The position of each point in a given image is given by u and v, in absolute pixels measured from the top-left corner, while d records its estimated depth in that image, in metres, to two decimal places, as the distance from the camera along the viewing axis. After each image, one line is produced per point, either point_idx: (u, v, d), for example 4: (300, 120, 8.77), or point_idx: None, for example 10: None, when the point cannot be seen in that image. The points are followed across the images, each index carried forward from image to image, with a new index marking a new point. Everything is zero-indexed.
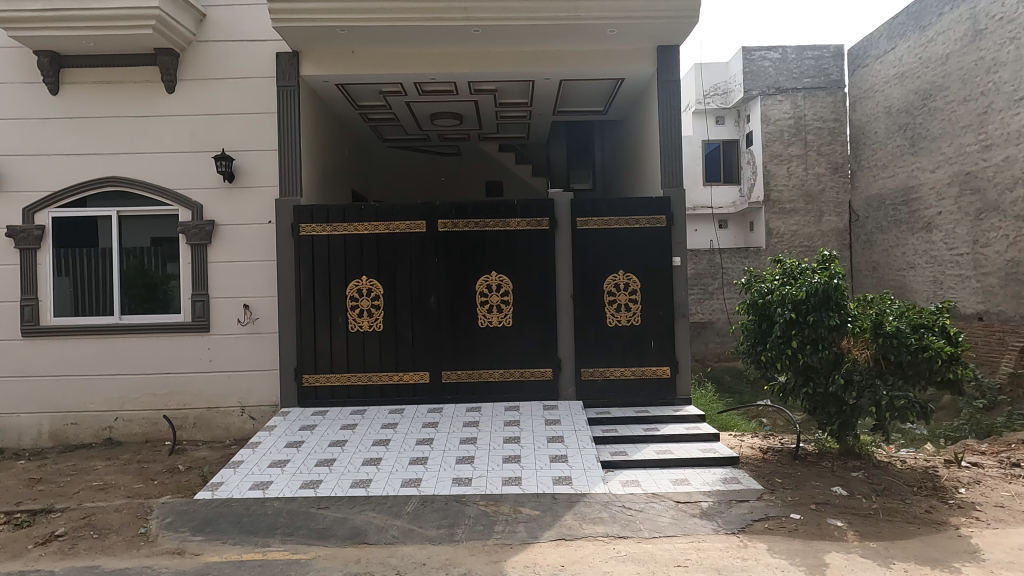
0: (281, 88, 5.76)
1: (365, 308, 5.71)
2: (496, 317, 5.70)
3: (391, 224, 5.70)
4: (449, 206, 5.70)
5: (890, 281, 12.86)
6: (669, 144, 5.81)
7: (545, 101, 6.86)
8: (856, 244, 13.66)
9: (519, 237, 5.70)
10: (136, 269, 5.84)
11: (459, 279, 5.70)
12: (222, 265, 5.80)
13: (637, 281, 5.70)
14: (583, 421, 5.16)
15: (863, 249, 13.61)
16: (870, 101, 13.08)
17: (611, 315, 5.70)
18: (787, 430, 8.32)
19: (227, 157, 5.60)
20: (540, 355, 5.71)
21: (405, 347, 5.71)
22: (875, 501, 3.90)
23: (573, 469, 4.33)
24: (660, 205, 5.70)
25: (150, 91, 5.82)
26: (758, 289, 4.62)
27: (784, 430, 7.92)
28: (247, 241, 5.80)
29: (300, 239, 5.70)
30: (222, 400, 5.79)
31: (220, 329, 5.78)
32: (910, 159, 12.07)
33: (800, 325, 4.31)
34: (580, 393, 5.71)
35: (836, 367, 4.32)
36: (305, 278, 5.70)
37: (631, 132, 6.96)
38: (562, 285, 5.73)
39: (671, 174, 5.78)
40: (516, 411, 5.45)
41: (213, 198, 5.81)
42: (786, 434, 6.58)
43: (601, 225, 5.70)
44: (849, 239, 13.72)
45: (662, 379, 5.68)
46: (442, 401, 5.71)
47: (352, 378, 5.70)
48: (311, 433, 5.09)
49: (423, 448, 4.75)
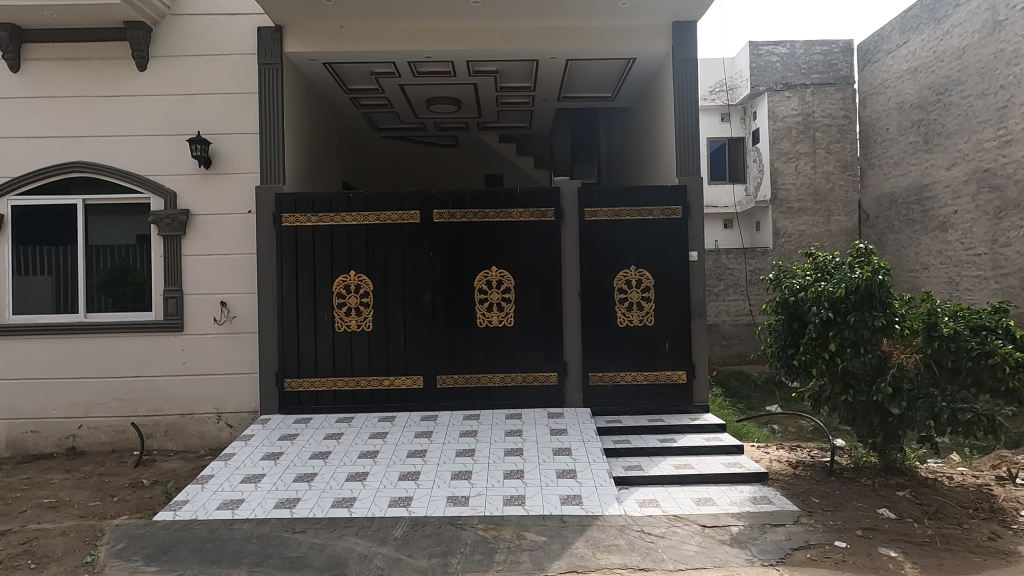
0: (263, 66, 5.28)
1: (354, 306, 5.22)
2: (496, 316, 5.21)
3: (382, 214, 5.22)
4: (445, 194, 5.22)
5: (903, 283, 12.37)
6: (685, 129, 5.34)
7: (549, 85, 6.39)
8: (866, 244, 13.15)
9: (522, 229, 5.23)
10: (120, 267, 5.39)
11: (455, 274, 5.22)
12: (197, 259, 5.30)
13: (650, 278, 5.22)
14: (592, 431, 4.68)
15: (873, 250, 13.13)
16: (882, 97, 12.62)
17: (621, 314, 5.21)
18: (801, 438, 7.81)
19: (203, 140, 5.14)
20: (545, 358, 5.23)
21: (397, 349, 5.22)
22: (928, 526, 3.42)
23: (583, 487, 3.85)
24: (675, 195, 5.23)
25: (120, 68, 5.33)
26: (790, 286, 4.15)
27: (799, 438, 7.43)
28: (225, 233, 5.31)
29: (282, 230, 5.21)
30: (197, 407, 5.30)
31: (194, 329, 5.29)
32: (924, 157, 11.62)
33: (838, 326, 3.84)
34: (588, 399, 5.22)
35: (879, 373, 3.88)
36: (288, 274, 5.22)
37: (641, 119, 6.48)
38: (569, 283, 5.25)
39: (687, 162, 5.31)
40: (518, 419, 4.97)
41: (188, 186, 5.32)
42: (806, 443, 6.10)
43: (611, 216, 5.22)
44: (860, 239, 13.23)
45: (677, 385, 5.22)
46: (436, 409, 5.22)
47: (338, 382, 5.21)
48: (291, 444, 4.59)
49: (415, 462, 4.26)
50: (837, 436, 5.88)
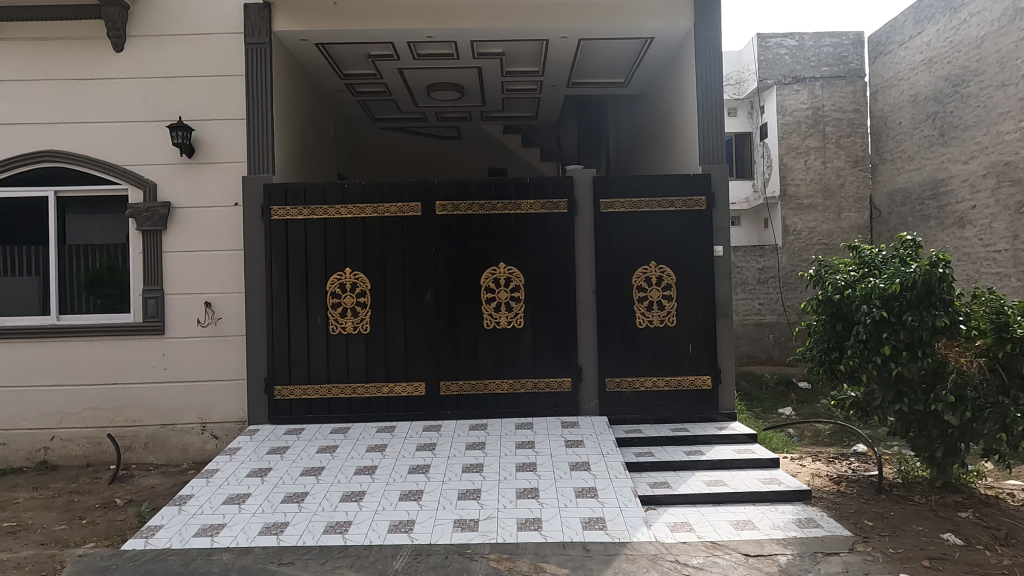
0: (250, 46, 4.86)
1: (350, 307, 4.80)
2: (505, 317, 4.79)
3: (380, 207, 4.80)
4: (449, 184, 4.80)
5: None
6: (709, 113, 4.93)
7: (558, 69, 5.98)
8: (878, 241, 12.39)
9: (533, 222, 4.80)
10: (102, 266, 4.96)
11: (460, 271, 4.80)
12: (179, 256, 4.88)
13: (672, 275, 4.80)
14: (612, 443, 4.25)
15: None
16: (894, 90, 12.20)
17: (641, 314, 4.80)
18: (823, 442, 7.42)
19: (184, 126, 4.72)
20: (558, 363, 4.81)
21: (396, 353, 4.80)
22: (1002, 555, 3.00)
23: (606, 508, 3.43)
24: (699, 184, 4.82)
25: (96, 49, 4.91)
26: (833, 282, 3.73)
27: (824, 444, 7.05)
28: (210, 228, 4.89)
29: (271, 225, 4.80)
30: (179, 416, 4.87)
31: (177, 332, 4.86)
32: (940, 150, 11.20)
33: (892, 327, 3.44)
34: (604, 407, 4.81)
35: (937, 380, 3.46)
36: (278, 271, 4.80)
37: (658, 106, 6.08)
38: (583, 280, 4.83)
39: (711, 150, 4.92)
40: (529, 429, 4.55)
41: (170, 176, 4.90)
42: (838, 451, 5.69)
43: (630, 208, 4.81)
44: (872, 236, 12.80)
45: (701, 391, 4.81)
46: (439, 418, 4.81)
47: (333, 390, 4.79)
48: (280, 459, 4.17)
49: (417, 479, 3.83)
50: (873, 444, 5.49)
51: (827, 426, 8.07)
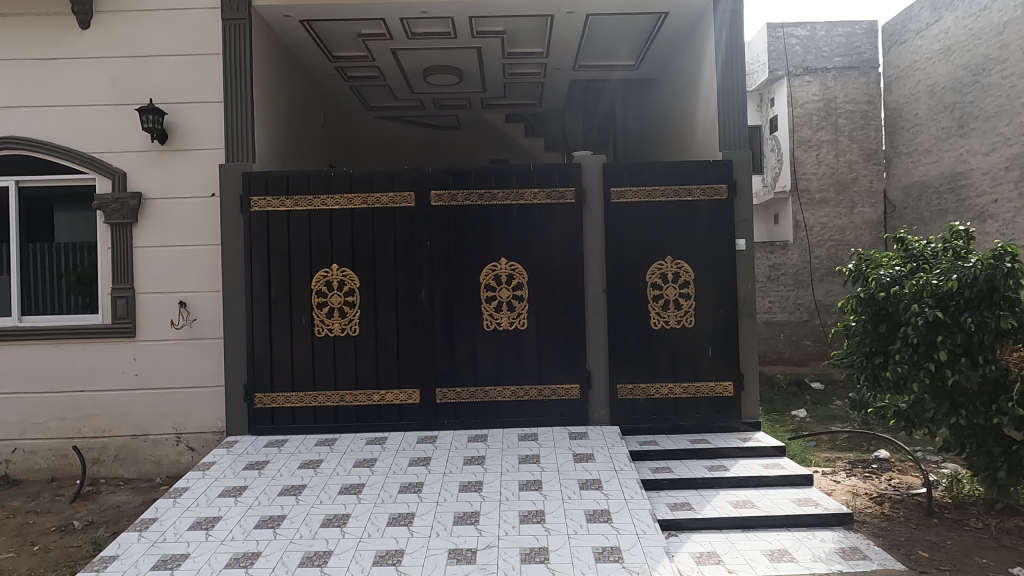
0: (227, 22, 4.44)
1: (337, 307, 4.39)
2: (506, 318, 4.38)
3: (369, 197, 4.39)
4: (445, 172, 4.38)
5: None
6: (729, 94, 4.51)
7: (564, 50, 5.55)
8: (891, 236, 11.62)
9: (537, 213, 4.39)
10: (67, 264, 4.56)
11: (456, 268, 4.38)
12: (151, 252, 4.47)
13: (690, 271, 4.38)
14: (625, 457, 3.83)
15: None
16: (910, 80, 11.66)
17: (656, 315, 4.38)
18: (844, 446, 7.05)
19: (155, 109, 4.31)
20: (565, 367, 4.39)
21: (388, 358, 4.39)
22: None
23: (621, 536, 3.01)
24: (720, 170, 4.39)
25: (60, 26, 4.51)
26: (877, 279, 3.28)
27: (846, 449, 6.68)
28: (184, 221, 4.48)
29: (251, 217, 4.39)
30: (152, 427, 4.47)
31: (148, 334, 4.45)
32: (959, 142, 10.65)
33: (948, 329, 3.01)
34: (615, 416, 4.40)
35: (1000, 390, 3.04)
36: (258, 269, 4.39)
37: (672, 90, 5.67)
38: (593, 277, 4.41)
39: (732, 134, 4.50)
40: (533, 441, 4.13)
41: (141, 165, 4.49)
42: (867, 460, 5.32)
43: (644, 197, 4.38)
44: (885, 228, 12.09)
45: (722, 398, 4.39)
46: (435, 428, 4.40)
47: (319, 398, 4.39)
48: (258, 476, 3.76)
49: (408, 500, 3.42)
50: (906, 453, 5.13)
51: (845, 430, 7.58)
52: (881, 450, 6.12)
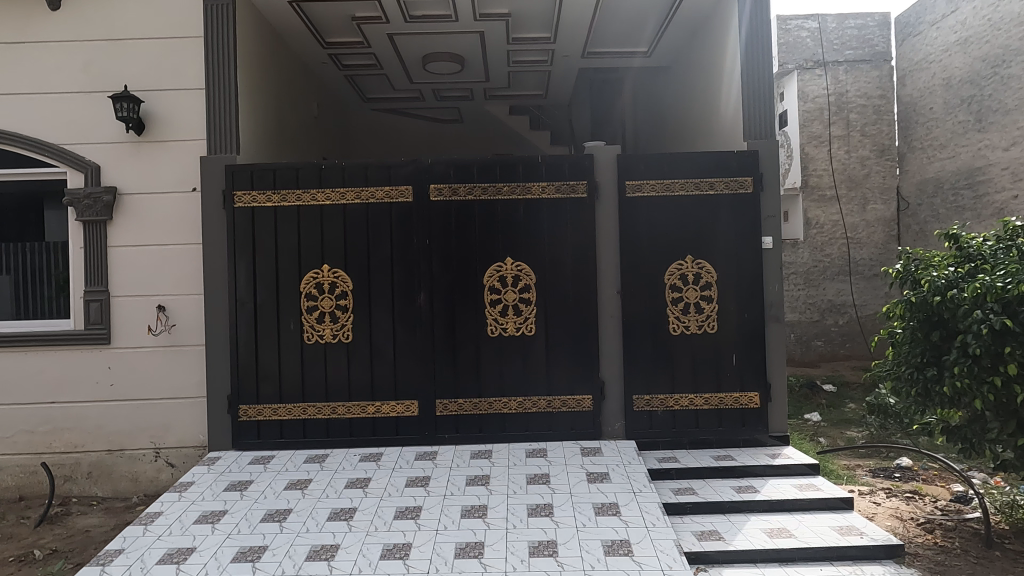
0: (208, 3, 4.08)
1: (328, 311, 4.04)
2: (513, 323, 4.02)
3: (363, 192, 4.04)
4: (445, 165, 4.03)
5: None
6: (754, 78, 4.14)
7: (573, 34, 5.16)
8: (905, 236, 10.69)
9: (545, 208, 4.03)
10: (35, 268, 4.22)
11: (458, 268, 4.03)
12: (127, 251, 4.12)
13: (712, 272, 4.03)
14: (644, 477, 3.48)
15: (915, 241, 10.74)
16: (925, 73, 10.38)
17: (675, 320, 4.03)
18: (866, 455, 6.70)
19: (131, 97, 3.96)
20: (576, 377, 4.04)
21: (384, 367, 4.04)
22: None
23: (645, 572, 2.65)
24: (744, 162, 4.04)
25: (28, 7, 4.16)
26: (931, 283, 2.92)
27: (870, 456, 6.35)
28: (163, 218, 4.13)
29: (235, 214, 4.04)
30: (128, 441, 4.12)
31: (125, 341, 4.11)
32: (976, 137, 9.46)
33: (1017, 339, 2.66)
34: (631, 429, 4.04)
35: None
36: (243, 270, 4.04)
37: (688, 77, 5.29)
38: (606, 279, 4.06)
39: (758, 122, 4.13)
40: (542, 458, 3.78)
41: (116, 157, 4.14)
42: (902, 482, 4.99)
43: (663, 191, 4.03)
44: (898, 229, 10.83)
45: (748, 411, 4.04)
46: (435, 443, 4.05)
47: (309, 410, 4.04)
48: (239, 499, 3.40)
49: (405, 528, 3.06)
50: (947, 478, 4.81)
51: (861, 435, 6.99)
52: (909, 460, 5.80)
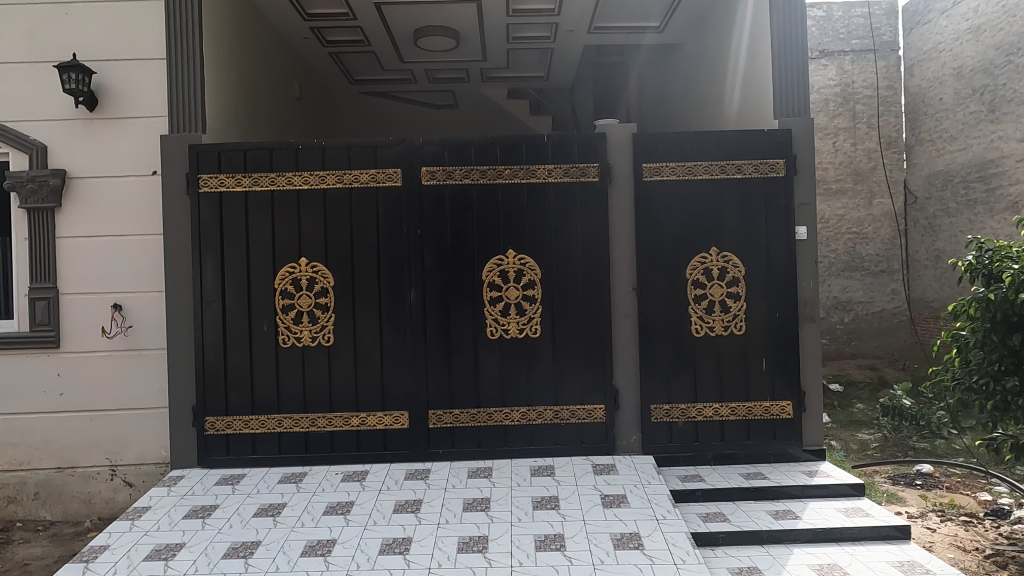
0: None
1: (306, 311, 3.56)
2: (515, 323, 3.56)
3: (345, 175, 3.56)
4: (438, 145, 3.56)
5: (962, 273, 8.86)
6: (786, 48, 3.68)
7: (576, 4, 4.65)
8: (913, 232, 9.54)
9: (552, 194, 3.57)
10: None
11: (452, 262, 3.56)
12: (79, 242, 3.64)
13: (740, 266, 3.58)
14: (667, 501, 3.02)
15: (923, 235, 9.44)
16: (932, 63, 9.18)
17: (698, 320, 3.58)
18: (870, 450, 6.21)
19: (80, 66, 3.47)
20: (586, 384, 3.59)
21: (370, 374, 3.58)
22: None
23: None
24: (775, 143, 3.59)
25: None
26: (1012, 278, 2.70)
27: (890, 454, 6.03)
28: (120, 204, 3.64)
29: (200, 200, 3.56)
30: (81, 458, 3.65)
31: (76, 344, 3.63)
32: (988, 128, 8.27)
33: None
34: (648, 443, 3.60)
35: None
36: (210, 264, 3.57)
37: (704, 53, 4.79)
38: (621, 273, 3.61)
39: (790, 97, 3.68)
40: (549, 477, 3.32)
41: (67, 136, 3.66)
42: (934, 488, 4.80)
43: (684, 174, 3.57)
44: (906, 224, 9.65)
45: (778, 422, 3.60)
46: (427, 459, 3.59)
47: (285, 422, 3.58)
48: (199, 528, 2.90)
49: (391, 566, 2.55)
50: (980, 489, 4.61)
51: (875, 439, 6.35)
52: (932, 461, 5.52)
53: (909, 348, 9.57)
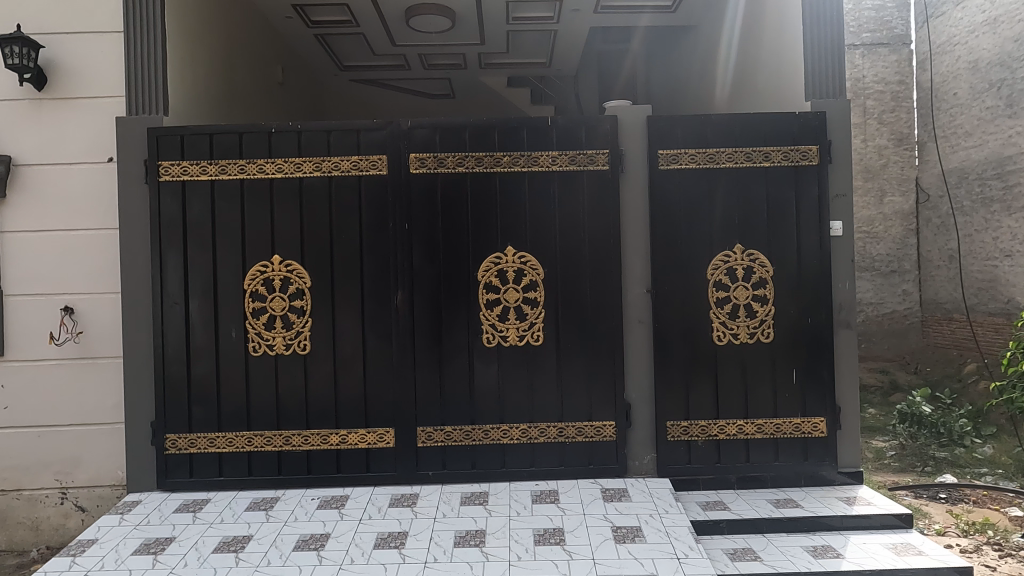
0: None
1: (279, 315, 3.17)
2: (515, 329, 3.16)
3: (325, 161, 3.17)
4: (429, 128, 3.17)
5: (975, 275, 8.19)
6: (820, 21, 3.26)
7: None
8: (926, 231, 9.00)
9: (556, 184, 3.17)
10: None
11: (444, 260, 3.17)
12: (25, 237, 3.24)
13: (768, 265, 3.18)
14: (691, 535, 2.62)
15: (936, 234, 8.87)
16: (944, 59, 8.49)
17: (721, 326, 3.18)
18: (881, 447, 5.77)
19: (26, 38, 3.07)
20: (594, 398, 3.20)
21: (351, 386, 3.19)
22: None
23: None
24: (808, 128, 3.20)
25: None
26: None
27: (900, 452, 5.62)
28: (72, 193, 3.24)
29: (161, 190, 3.17)
30: (28, 480, 3.26)
31: (21, 352, 3.23)
32: (1005, 124, 7.53)
33: None
34: (664, 465, 3.20)
35: None
36: (172, 263, 3.17)
37: (721, 32, 4.36)
38: (633, 274, 3.21)
39: (822, 76, 3.27)
40: (554, 505, 2.93)
41: (11, 119, 3.26)
42: (961, 496, 4.46)
43: (705, 162, 3.17)
44: (919, 224, 9.13)
45: (810, 441, 3.21)
46: (415, 483, 3.20)
47: (255, 440, 3.18)
48: (149, 567, 2.50)
49: None
50: (1011, 503, 4.26)
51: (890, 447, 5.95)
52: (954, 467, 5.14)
53: (921, 351, 9.10)
